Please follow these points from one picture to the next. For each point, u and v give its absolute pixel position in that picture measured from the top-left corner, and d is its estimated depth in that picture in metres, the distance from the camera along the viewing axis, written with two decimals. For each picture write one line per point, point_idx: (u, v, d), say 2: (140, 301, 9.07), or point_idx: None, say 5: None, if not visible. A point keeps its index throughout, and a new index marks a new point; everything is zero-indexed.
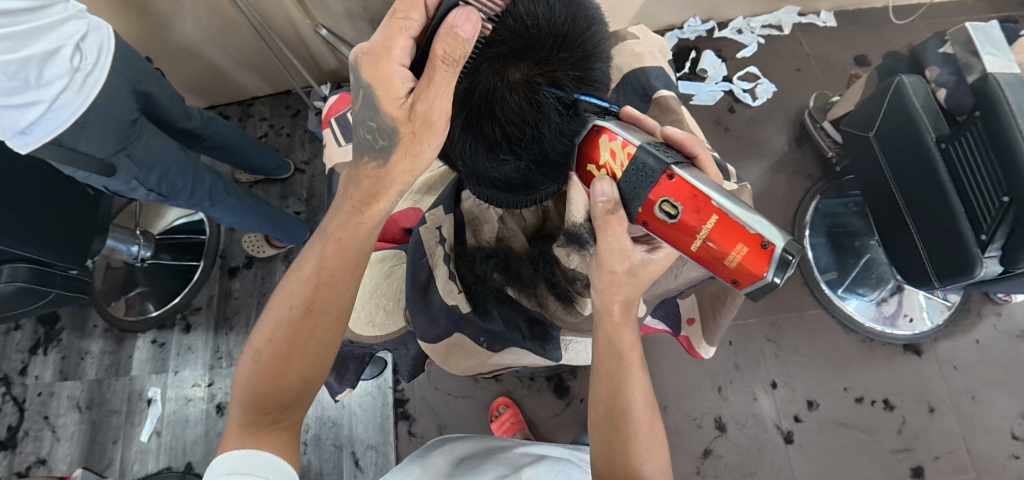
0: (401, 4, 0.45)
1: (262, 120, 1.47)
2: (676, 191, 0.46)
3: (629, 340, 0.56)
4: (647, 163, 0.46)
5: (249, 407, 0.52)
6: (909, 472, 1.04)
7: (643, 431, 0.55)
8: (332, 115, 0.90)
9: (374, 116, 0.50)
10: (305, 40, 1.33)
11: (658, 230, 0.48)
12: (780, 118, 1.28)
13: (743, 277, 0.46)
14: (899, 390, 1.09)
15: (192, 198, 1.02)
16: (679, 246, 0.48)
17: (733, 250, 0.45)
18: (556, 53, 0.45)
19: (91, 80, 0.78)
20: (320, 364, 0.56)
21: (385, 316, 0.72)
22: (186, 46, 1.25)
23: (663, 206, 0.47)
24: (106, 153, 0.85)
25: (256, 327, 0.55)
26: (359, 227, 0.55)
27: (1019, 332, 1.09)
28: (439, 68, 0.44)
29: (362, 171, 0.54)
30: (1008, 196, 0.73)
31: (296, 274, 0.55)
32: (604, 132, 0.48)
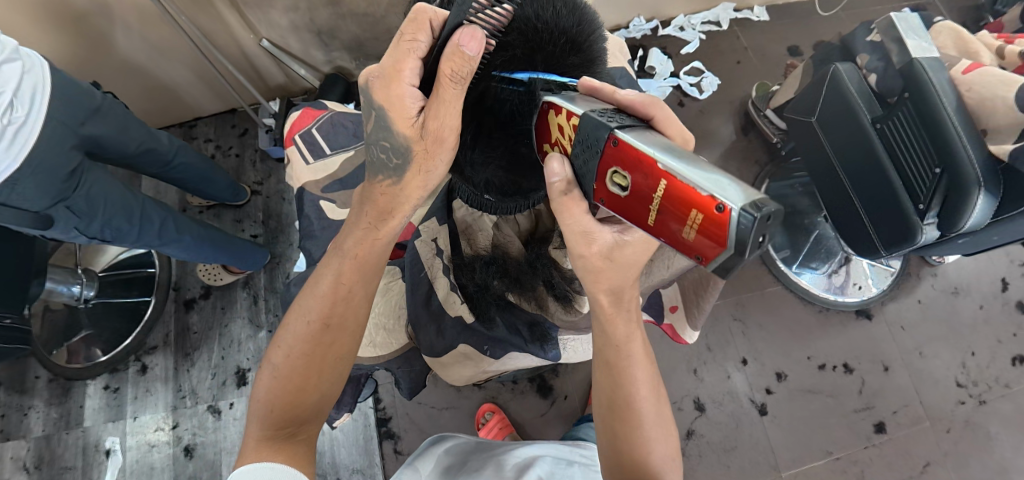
0: (407, 27, 0.45)
1: (207, 142, 1.40)
2: (621, 158, 0.40)
3: (623, 332, 0.55)
4: (591, 131, 0.42)
5: (267, 421, 0.53)
6: (873, 428, 1.12)
7: (649, 420, 0.55)
8: (296, 132, 0.88)
9: (387, 136, 0.50)
10: (249, 55, 1.28)
11: (615, 205, 0.43)
12: (726, 108, 1.36)
13: (704, 251, 0.37)
14: (856, 354, 1.17)
15: (141, 240, 0.95)
16: (640, 222, 0.41)
17: (688, 218, 0.37)
18: (566, 56, 0.47)
19: (24, 133, 0.73)
20: (338, 378, 0.56)
21: (383, 336, 0.72)
22: (130, 64, 1.18)
23: (615, 178, 0.42)
24: (41, 207, 0.79)
25: (274, 342, 0.56)
26: (376, 242, 0.56)
27: (953, 289, 1.20)
28: (447, 86, 0.44)
29: (377, 189, 0.55)
30: (939, 167, 0.80)
31: (314, 291, 0.56)
32: (550, 107, 0.46)
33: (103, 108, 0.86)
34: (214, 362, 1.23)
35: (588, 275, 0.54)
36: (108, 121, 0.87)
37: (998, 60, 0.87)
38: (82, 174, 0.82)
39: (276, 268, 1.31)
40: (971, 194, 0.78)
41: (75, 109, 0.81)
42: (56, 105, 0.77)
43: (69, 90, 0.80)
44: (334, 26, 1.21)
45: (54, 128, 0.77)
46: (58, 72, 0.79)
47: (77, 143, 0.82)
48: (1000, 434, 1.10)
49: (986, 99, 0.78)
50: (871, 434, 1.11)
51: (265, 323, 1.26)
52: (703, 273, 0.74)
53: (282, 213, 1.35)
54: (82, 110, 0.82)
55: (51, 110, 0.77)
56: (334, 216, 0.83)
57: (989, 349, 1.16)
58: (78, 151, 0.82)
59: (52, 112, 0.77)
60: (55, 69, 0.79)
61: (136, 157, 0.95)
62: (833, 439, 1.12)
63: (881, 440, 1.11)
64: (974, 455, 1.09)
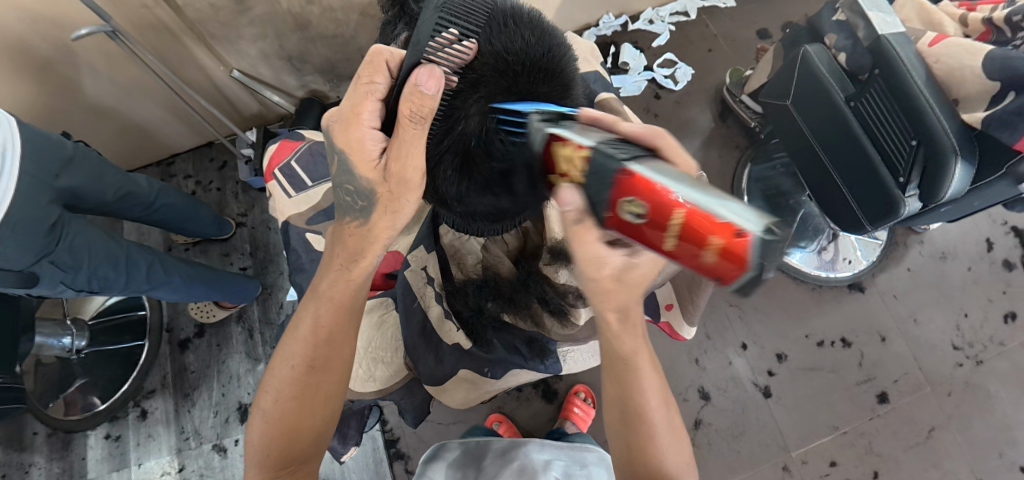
0: (364, 71, 0.46)
1: (187, 178, 1.39)
2: (634, 188, 0.36)
3: (630, 345, 0.56)
4: (600, 161, 0.38)
5: (265, 464, 0.54)
6: (876, 400, 1.13)
7: (660, 427, 0.56)
8: (276, 165, 0.87)
9: (351, 180, 0.52)
10: (221, 87, 1.27)
11: (627, 234, 0.39)
12: (702, 97, 1.37)
13: (723, 272, 0.34)
14: (852, 328, 1.19)
15: (128, 287, 0.94)
16: (656, 250, 0.38)
17: (706, 247, 0.34)
18: (541, 86, 0.46)
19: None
20: (331, 415, 0.57)
21: (382, 368, 0.72)
22: (100, 108, 1.16)
23: (627, 207, 0.37)
24: (24, 265, 0.78)
25: (262, 388, 0.56)
26: (350, 282, 0.56)
27: (941, 254, 1.22)
28: (406, 126, 0.45)
29: (345, 229, 0.56)
30: (915, 140, 0.81)
31: (294, 335, 0.56)
32: (557, 137, 0.41)
33: (75, 157, 0.84)
34: (215, 400, 1.22)
35: (595, 296, 0.53)
36: (82, 171, 0.85)
37: (962, 29, 0.88)
38: (63, 227, 0.81)
39: (268, 299, 1.29)
40: (948, 164, 0.79)
41: (47, 163, 0.79)
42: (28, 161, 0.76)
43: (40, 144, 0.78)
44: (303, 49, 1.21)
45: (28, 184, 0.76)
46: (27, 126, 0.78)
47: (54, 196, 0.80)
48: (1000, 392, 1.12)
49: (955, 69, 0.79)
50: (875, 406, 1.13)
51: (263, 355, 1.25)
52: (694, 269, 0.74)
53: (269, 243, 1.34)
54: (55, 163, 0.81)
55: (23, 167, 0.75)
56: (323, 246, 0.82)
57: (980, 309, 1.18)
58: (56, 204, 0.81)
59: (25, 168, 0.76)
60: (24, 124, 0.77)
61: (115, 204, 0.94)
62: (839, 414, 1.13)
63: (885, 410, 1.13)
64: (978, 416, 1.11)
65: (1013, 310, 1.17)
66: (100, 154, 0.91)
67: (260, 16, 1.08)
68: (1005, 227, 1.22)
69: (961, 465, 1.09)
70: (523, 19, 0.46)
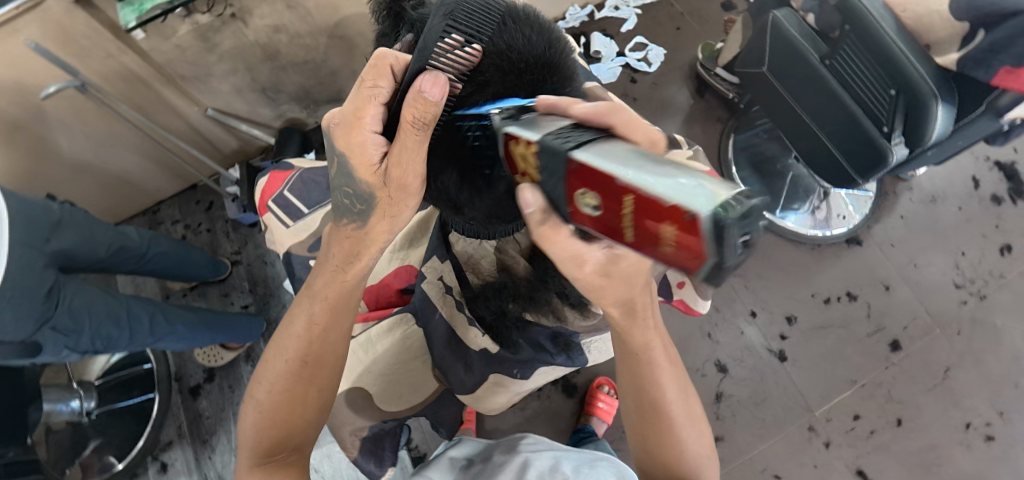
0: (368, 74, 0.43)
1: (175, 223, 1.38)
2: (586, 179, 0.34)
3: (641, 340, 0.55)
4: (551, 155, 0.36)
5: (256, 451, 0.55)
6: (889, 348, 1.15)
7: (679, 417, 0.57)
8: (269, 197, 0.87)
9: (349, 183, 0.49)
10: (198, 128, 1.25)
11: (597, 228, 0.36)
12: (677, 75, 1.38)
13: (690, 262, 0.30)
14: (855, 282, 1.20)
15: (133, 343, 0.92)
16: (623, 241, 0.34)
17: (663, 235, 0.30)
18: (545, 80, 0.47)
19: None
20: (323, 409, 0.59)
21: (410, 386, 0.71)
22: (77, 165, 1.14)
23: (584, 199, 0.35)
24: (25, 334, 0.76)
25: (256, 379, 0.58)
26: (344, 284, 0.57)
27: (930, 197, 1.24)
28: (408, 133, 0.42)
29: (342, 232, 0.54)
30: (894, 89, 0.82)
31: (289, 330, 0.57)
32: (512, 136, 0.39)
33: (64, 219, 0.83)
34: (235, 443, 1.20)
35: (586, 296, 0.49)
36: (73, 233, 0.84)
37: None
38: (60, 290, 0.80)
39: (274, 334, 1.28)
40: (930, 108, 0.80)
41: (39, 229, 0.78)
42: (18, 228, 0.74)
43: (28, 211, 0.77)
44: (276, 79, 1.21)
45: (21, 252, 0.74)
46: (15, 194, 0.77)
47: (48, 261, 0.79)
48: (1007, 324, 1.14)
49: (923, 17, 0.78)
50: (888, 354, 1.14)
51: None
52: None
53: (268, 276, 1.32)
54: (45, 227, 0.79)
55: (14, 234, 0.74)
56: None
57: (977, 245, 1.20)
58: (51, 269, 0.79)
59: (18, 237, 0.74)
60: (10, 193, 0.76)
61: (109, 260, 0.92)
62: (855, 368, 1.14)
63: (899, 357, 1.14)
64: (989, 350, 1.13)
65: (1008, 242, 1.19)
66: (88, 213, 0.90)
67: (229, 51, 1.08)
68: (988, 163, 1.25)
69: (980, 401, 1.11)
70: (520, 16, 0.46)
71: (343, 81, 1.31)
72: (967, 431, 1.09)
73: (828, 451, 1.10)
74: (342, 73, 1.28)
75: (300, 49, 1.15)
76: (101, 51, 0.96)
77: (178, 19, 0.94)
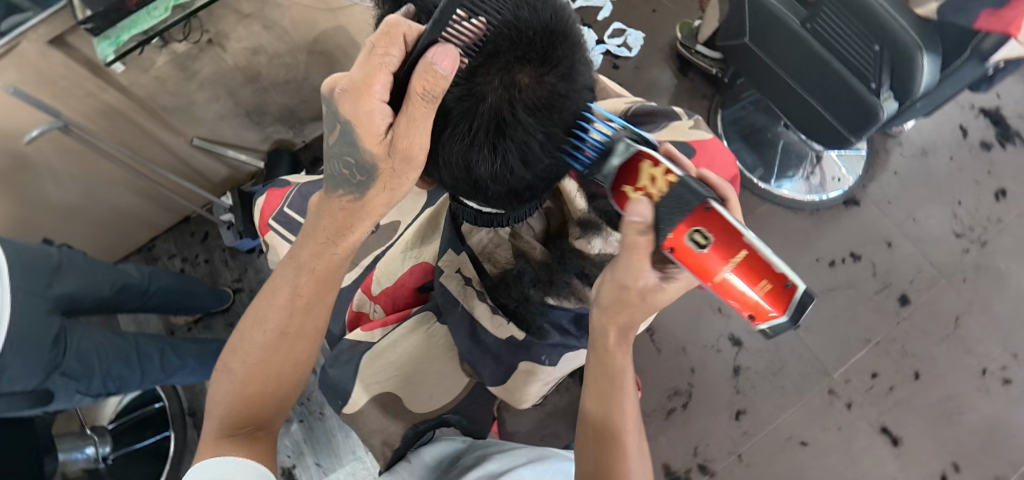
0: (379, 41, 0.43)
1: (172, 257, 1.36)
2: (709, 220, 0.44)
3: (615, 352, 0.56)
4: (683, 192, 0.45)
5: (226, 419, 0.55)
6: (898, 303, 1.16)
7: (632, 455, 0.54)
8: (268, 216, 0.86)
9: (353, 153, 0.48)
10: (185, 159, 1.23)
11: (683, 258, 0.45)
12: (659, 56, 1.38)
13: (759, 311, 0.43)
14: (857, 241, 1.21)
15: (145, 382, 0.91)
16: (704, 277, 0.44)
17: (756, 286, 0.42)
18: (556, 49, 0.45)
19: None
20: (296, 380, 0.59)
21: (439, 385, 0.69)
22: (66, 208, 1.13)
23: (694, 235, 0.44)
24: (35, 383, 0.74)
25: (232, 346, 0.58)
26: (334, 257, 0.56)
27: (921, 150, 1.25)
28: (418, 105, 0.43)
29: (336, 203, 0.53)
30: (878, 45, 0.82)
31: (270, 301, 0.57)
32: (647, 157, 0.48)
33: (64, 261, 0.82)
34: None
35: (609, 306, 0.54)
36: (73, 276, 0.82)
37: None
38: (66, 335, 0.78)
39: None
40: (915, 58, 0.80)
41: (39, 275, 0.76)
42: (18, 275, 0.73)
43: (26, 258, 0.75)
44: (259, 101, 1.20)
45: (24, 300, 0.72)
46: (11, 242, 0.75)
47: (52, 306, 0.77)
48: (1010, 266, 1.16)
49: None
50: (898, 309, 1.15)
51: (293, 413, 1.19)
52: None
53: None
54: (46, 273, 0.78)
55: (15, 282, 0.72)
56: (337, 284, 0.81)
57: (972, 193, 1.21)
58: (56, 314, 0.78)
59: (19, 285, 0.72)
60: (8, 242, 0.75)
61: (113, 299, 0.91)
62: (867, 326, 1.15)
63: (909, 311, 1.15)
64: (996, 294, 1.14)
65: (1001, 186, 1.21)
66: (86, 254, 0.88)
67: (209, 78, 1.06)
68: (974, 110, 1.26)
69: (993, 345, 1.12)
70: None
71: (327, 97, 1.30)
72: (984, 376, 1.10)
73: (851, 412, 1.10)
74: (324, 88, 1.27)
75: (280, 68, 1.15)
76: (80, 90, 0.94)
77: (155, 50, 0.93)
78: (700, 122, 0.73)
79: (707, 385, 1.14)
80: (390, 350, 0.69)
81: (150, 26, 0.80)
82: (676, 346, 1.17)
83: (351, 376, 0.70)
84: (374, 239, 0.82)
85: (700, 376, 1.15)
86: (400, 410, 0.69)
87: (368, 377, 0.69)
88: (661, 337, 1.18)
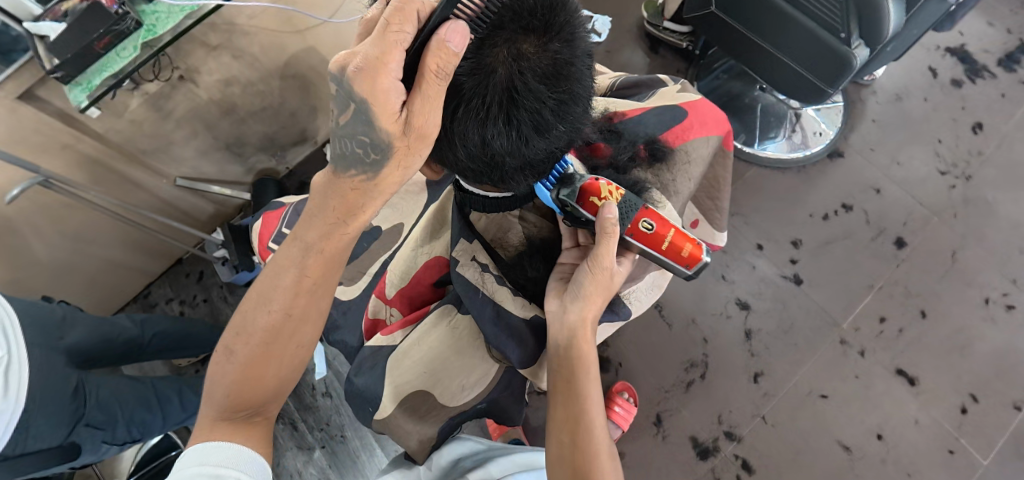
0: (394, 17, 0.43)
1: (169, 301, 1.34)
2: (650, 213, 0.59)
3: (580, 352, 0.60)
4: (631, 198, 0.60)
5: (224, 405, 0.54)
6: (895, 246, 1.18)
7: (602, 447, 0.58)
8: (267, 240, 0.86)
9: (368, 131, 0.47)
10: (171, 200, 1.21)
11: (639, 240, 0.60)
12: (628, 38, 1.40)
13: (692, 262, 0.60)
14: (847, 192, 1.23)
15: (167, 425, 0.90)
16: (653, 247, 0.60)
17: (687, 245, 0.59)
18: (555, 17, 0.49)
19: (14, 374, 0.67)
20: (297, 366, 0.56)
21: (470, 373, 0.68)
22: (57, 265, 1.10)
23: (643, 223, 0.59)
24: (61, 437, 0.73)
25: (230, 325, 0.55)
26: (343, 237, 0.53)
27: (895, 96, 1.28)
28: (432, 83, 0.45)
29: (347, 184, 0.51)
30: None
31: (275, 282, 0.53)
32: (601, 178, 0.60)
33: (69, 315, 0.82)
34: None
35: (586, 293, 0.60)
36: (81, 327, 0.82)
37: None
38: (83, 387, 0.77)
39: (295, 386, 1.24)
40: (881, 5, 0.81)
41: (48, 329, 0.76)
42: (32, 331, 0.73)
43: (34, 313, 0.75)
44: (238, 133, 1.20)
45: (39, 355, 0.72)
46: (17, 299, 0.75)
47: (65, 359, 0.77)
48: (996, 196, 1.18)
49: None
50: (896, 252, 1.17)
51: (313, 440, 1.17)
52: (707, 179, 0.75)
53: None
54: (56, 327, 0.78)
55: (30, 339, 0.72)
56: (345, 297, 0.81)
57: (950, 130, 1.24)
58: (70, 367, 0.77)
59: (30, 339, 0.72)
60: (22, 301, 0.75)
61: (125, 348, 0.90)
62: (868, 273, 1.17)
63: (907, 253, 1.17)
64: (987, 225, 1.17)
65: (977, 120, 1.24)
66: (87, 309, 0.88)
67: (185, 115, 1.05)
68: (939, 51, 1.30)
69: (992, 274, 1.14)
70: None
71: (306, 120, 1.30)
72: (988, 305, 1.12)
73: (866, 359, 1.11)
74: (302, 111, 1.27)
75: (255, 97, 1.14)
76: (55, 142, 0.92)
77: (127, 92, 0.92)
78: (687, 85, 0.73)
79: (722, 353, 1.15)
80: (414, 348, 0.68)
81: (119, 68, 0.74)
82: (685, 319, 1.18)
83: (377, 382, 0.68)
84: (377, 245, 0.83)
85: (714, 345, 1.15)
86: (432, 407, 0.68)
87: (396, 380, 0.67)
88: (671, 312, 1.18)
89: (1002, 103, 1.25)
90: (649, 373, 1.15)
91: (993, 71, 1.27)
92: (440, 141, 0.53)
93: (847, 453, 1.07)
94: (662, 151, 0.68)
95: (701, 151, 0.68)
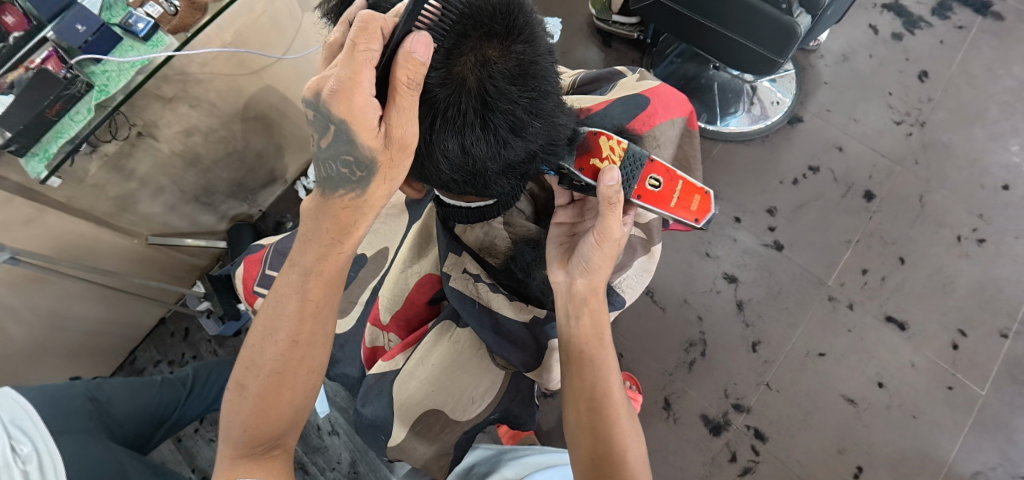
0: (359, 37, 0.44)
1: (156, 363, 1.31)
2: (657, 168, 0.62)
3: (589, 321, 0.62)
4: (636, 152, 0.60)
5: (239, 441, 0.54)
6: (864, 199, 1.21)
7: (624, 416, 0.61)
8: (253, 285, 0.85)
9: (351, 149, 0.48)
10: (147, 262, 1.19)
11: (647, 199, 0.62)
12: (580, 36, 1.42)
13: (704, 215, 0.65)
14: (812, 155, 1.26)
15: None
16: (664, 205, 0.63)
17: (697, 199, 0.64)
18: (515, 19, 0.50)
19: (47, 465, 0.70)
20: (308, 393, 0.57)
21: (478, 381, 0.68)
22: (34, 347, 1.06)
23: (650, 180, 0.62)
24: None
25: (240, 361, 0.55)
26: (341, 257, 0.54)
27: (842, 57, 1.33)
28: (405, 94, 0.45)
29: (336, 204, 0.51)
30: None
31: (280, 311, 0.53)
32: (601, 134, 0.61)
33: (101, 389, 0.85)
34: None
35: (596, 266, 0.61)
36: (114, 400, 0.85)
37: None
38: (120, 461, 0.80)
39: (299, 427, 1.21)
40: None
41: (73, 412, 0.78)
42: (53, 419, 0.75)
43: (56, 399, 0.78)
44: (205, 182, 1.17)
45: (68, 438, 0.74)
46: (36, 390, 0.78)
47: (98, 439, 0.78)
48: (952, 137, 1.23)
49: None
50: (866, 205, 1.21)
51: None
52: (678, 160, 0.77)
53: None
54: (80, 411, 0.79)
55: (52, 425, 0.74)
56: (341, 330, 0.81)
57: (898, 82, 1.29)
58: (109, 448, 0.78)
59: (55, 426, 0.74)
60: (39, 389, 0.78)
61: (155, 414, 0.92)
62: (844, 229, 1.20)
63: (877, 204, 1.21)
64: (948, 166, 1.21)
65: (922, 69, 1.29)
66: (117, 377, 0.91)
67: (148, 172, 1.04)
68: (877, 9, 1.35)
69: (959, 212, 1.18)
70: None
71: (273, 160, 1.29)
72: (961, 242, 1.16)
73: (855, 311, 1.14)
74: (268, 151, 1.26)
75: (218, 144, 1.12)
76: (17, 218, 0.89)
77: (86, 156, 0.90)
78: (645, 73, 0.75)
79: (719, 328, 1.16)
80: (419, 369, 0.68)
81: (75, 133, 0.69)
82: (678, 300, 1.19)
83: (386, 408, 0.68)
84: (366, 272, 0.83)
85: (709, 322, 1.17)
86: (446, 423, 0.67)
87: (405, 401, 0.67)
88: (664, 296, 1.20)
89: (942, 49, 1.30)
90: (651, 359, 1.16)
91: (930, 21, 1.33)
92: (420, 156, 0.54)
93: (853, 406, 1.09)
94: (632, 138, 0.69)
95: (669, 134, 0.71)
